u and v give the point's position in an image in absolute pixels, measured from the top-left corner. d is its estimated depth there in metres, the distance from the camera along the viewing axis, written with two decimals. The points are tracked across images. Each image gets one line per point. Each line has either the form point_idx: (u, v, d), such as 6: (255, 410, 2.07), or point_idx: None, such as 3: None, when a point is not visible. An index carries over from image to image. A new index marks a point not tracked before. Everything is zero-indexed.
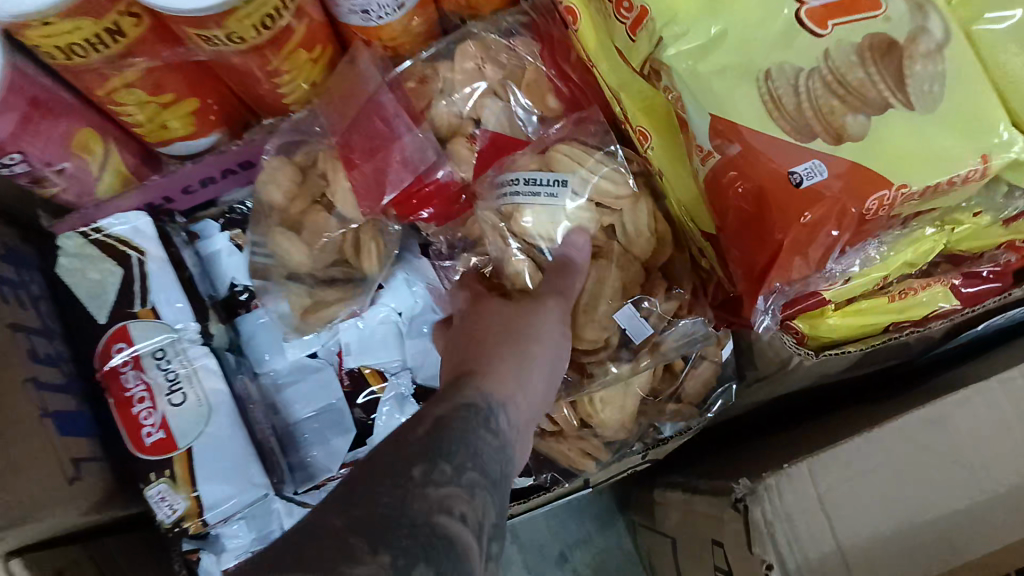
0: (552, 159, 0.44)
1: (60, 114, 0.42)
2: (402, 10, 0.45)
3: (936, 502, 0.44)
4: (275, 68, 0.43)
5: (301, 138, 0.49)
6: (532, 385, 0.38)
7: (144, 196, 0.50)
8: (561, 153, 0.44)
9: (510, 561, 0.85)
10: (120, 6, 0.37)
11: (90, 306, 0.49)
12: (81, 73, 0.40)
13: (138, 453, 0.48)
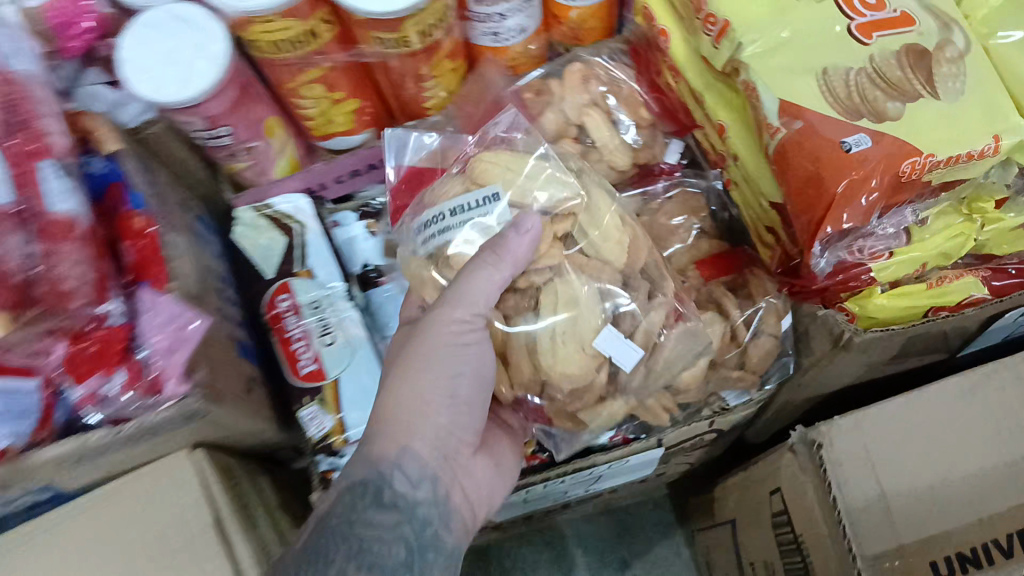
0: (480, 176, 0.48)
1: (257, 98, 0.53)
2: (524, 35, 0.57)
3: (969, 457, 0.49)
4: (424, 74, 0.55)
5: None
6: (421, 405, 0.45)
7: (305, 180, 0.61)
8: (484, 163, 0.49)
9: (576, 563, 0.91)
10: (318, 13, 0.48)
11: (258, 264, 0.60)
12: (278, 66, 0.51)
13: (294, 381, 0.57)
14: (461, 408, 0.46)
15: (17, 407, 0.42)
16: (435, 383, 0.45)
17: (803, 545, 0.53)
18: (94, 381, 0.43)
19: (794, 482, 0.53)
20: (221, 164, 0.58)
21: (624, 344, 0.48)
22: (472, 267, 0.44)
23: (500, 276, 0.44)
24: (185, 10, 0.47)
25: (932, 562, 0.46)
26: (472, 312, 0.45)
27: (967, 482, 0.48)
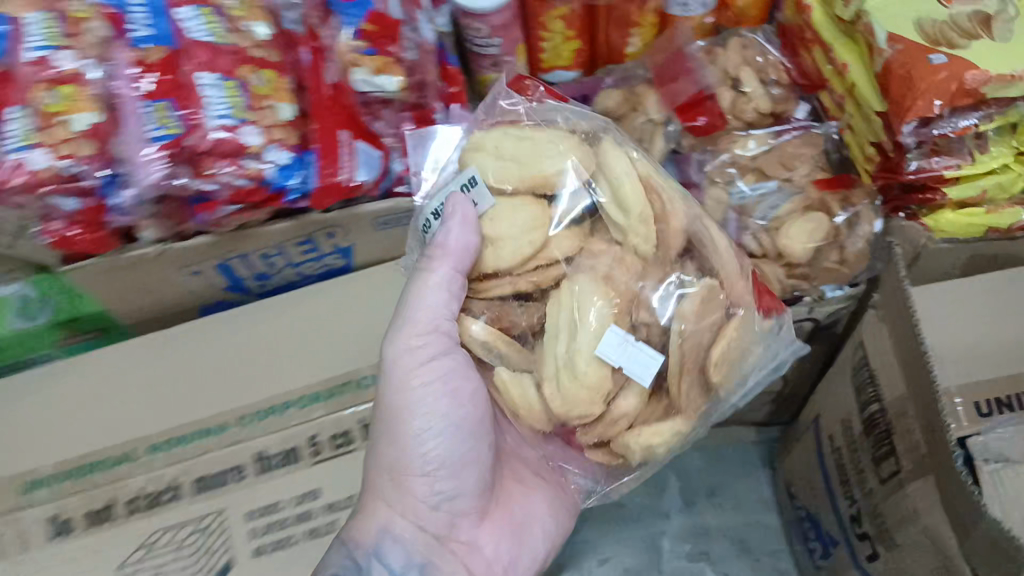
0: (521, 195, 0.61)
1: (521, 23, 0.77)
2: (705, 8, 0.77)
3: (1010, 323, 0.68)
4: (632, 22, 0.78)
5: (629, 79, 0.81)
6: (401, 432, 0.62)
7: None
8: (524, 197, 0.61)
9: (670, 485, 1.07)
10: None
11: None
12: (540, 1, 0.74)
13: None
14: (437, 440, 0.63)
15: (372, 162, 0.68)
16: (410, 417, 0.62)
17: (876, 381, 0.70)
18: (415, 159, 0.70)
19: (873, 335, 0.70)
20: (479, 74, 0.81)
21: (638, 359, 0.56)
22: (418, 275, 0.62)
23: (434, 287, 0.60)
24: None
25: (976, 399, 0.67)
26: (442, 320, 0.61)
27: (1005, 340, 0.68)
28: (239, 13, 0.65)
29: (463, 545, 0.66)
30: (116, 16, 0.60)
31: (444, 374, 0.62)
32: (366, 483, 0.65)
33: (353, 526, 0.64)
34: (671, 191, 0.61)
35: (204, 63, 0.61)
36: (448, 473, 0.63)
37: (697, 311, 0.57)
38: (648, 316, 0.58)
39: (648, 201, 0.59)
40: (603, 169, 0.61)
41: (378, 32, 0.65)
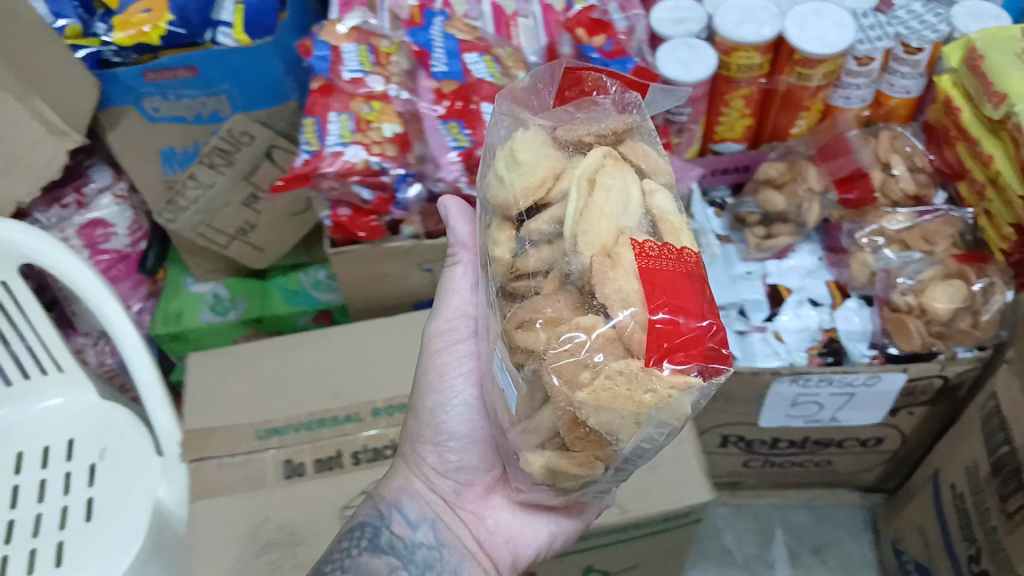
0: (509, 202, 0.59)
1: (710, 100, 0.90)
2: (863, 102, 0.91)
3: None
4: (802, 107, 0.91)
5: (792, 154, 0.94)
6: (415, 409, 0.72)
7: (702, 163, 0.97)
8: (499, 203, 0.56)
9: (778, 538, 1.15)
10: (767, 55, 0.85)
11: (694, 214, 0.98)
12: (729, 81, 0.87)
13: None
14: (456, 414, 0.71)
15: None
16: (437, 390, 0.71)
17: (1008, 428, 0.79)
18: None
19: (1006, 388, 0.80)
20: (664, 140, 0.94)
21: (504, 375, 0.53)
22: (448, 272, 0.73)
23: (462, 275, 0.72)
24: (692, 41, 0.86)
25: None
26: (452, 312, 0.72)
27: None
28: (511, 65, 0.79)
29: (471, 515, 0.71)
30: (421, 53, 0.76)
31: (466, 357, 0.72)
32: (399, 449, 0.74)
33: (382, 484, 0.72)
34: (613, 206, 0.52)
35: (489, 98, 0.75)
36: (457, 444, 0.71)
37: (545, 321, 0.49)
38: (526, 337, 0.50)
39: (580, 214, 0.52)
40: (542, 184, 0.54)
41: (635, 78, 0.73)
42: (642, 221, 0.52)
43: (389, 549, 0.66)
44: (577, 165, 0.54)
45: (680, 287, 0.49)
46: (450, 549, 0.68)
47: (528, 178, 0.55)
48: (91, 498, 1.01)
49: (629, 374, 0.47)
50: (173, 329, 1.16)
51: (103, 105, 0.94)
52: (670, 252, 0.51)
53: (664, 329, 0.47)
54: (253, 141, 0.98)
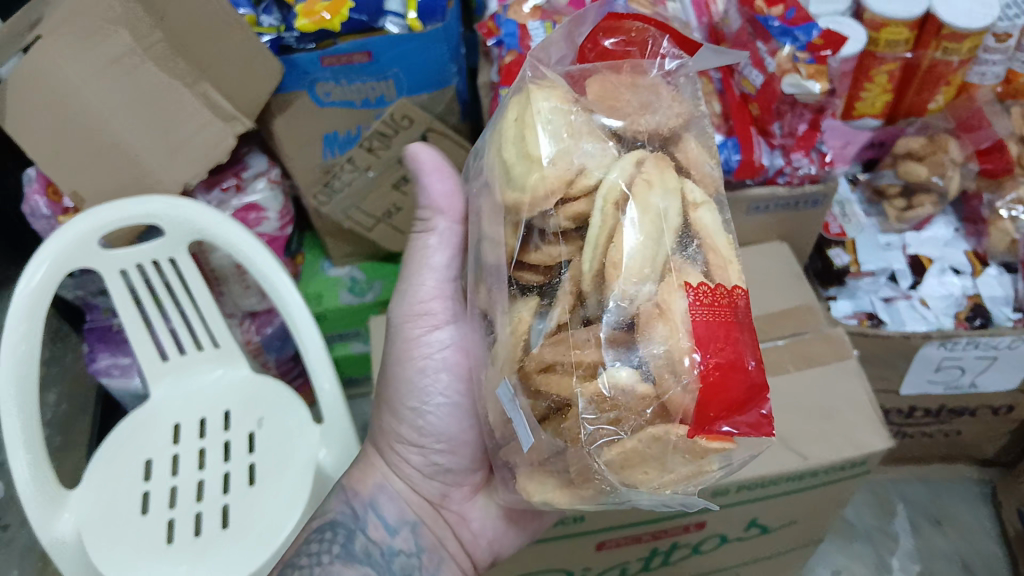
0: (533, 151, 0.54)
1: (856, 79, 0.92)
2: (997, 79, 0.95)
3: None
4: (942, 82, 0.93)
5: (930, 128, 0.96)
6: (399, 400, 0.71)
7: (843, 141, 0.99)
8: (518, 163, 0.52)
9: (898, 511, 1.16)
10: (914, 31, 0.87)
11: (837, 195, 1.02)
12: (874, 58, 0.89)
13: (828, 235, 0.98)
14: (437, 411, 0.70)
15: (768, 153, 0.85)
16: (417, 385, 0.70)
17: None
18: (798, 157, 0.84)
19: None
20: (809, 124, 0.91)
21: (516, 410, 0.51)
22: (420, 240, 0.69)
23: (436, 247, 0.68)
24: (839, 20, 0.87)
25: None
26: (428, 288, 0.70)
27: None
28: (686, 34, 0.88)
29: (454, 516, 0.73)
30: None
31: (446, 345, 0.70)
32: (377, 437, 0.74)
33: (356, 476, 0.73)
34: (648, 235, 0.48)
35: None
36: (444, 447, 0.71)
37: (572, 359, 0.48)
38: (551, 381, 0.49)
39: (607, 240, 0.48)
40: (568, 180, 0.50)
41: (825, 45, 0.79)
42: (685, 244, 0.50)
43: (363, 553, 0.68)
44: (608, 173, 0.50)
45: (730, 353, 0.47)
46: (438, 552, 0.71)
47: (552, 154, 0.51)
48: (252, 464, 1.02)
49: (662, 439, 0.46)
50: (317, 310, 1.21)
51: (279, 90, 1.01)
52: (722, 292, 0.49)
53: (709, 396, 0.46)
54: (411, 125, 1.06)
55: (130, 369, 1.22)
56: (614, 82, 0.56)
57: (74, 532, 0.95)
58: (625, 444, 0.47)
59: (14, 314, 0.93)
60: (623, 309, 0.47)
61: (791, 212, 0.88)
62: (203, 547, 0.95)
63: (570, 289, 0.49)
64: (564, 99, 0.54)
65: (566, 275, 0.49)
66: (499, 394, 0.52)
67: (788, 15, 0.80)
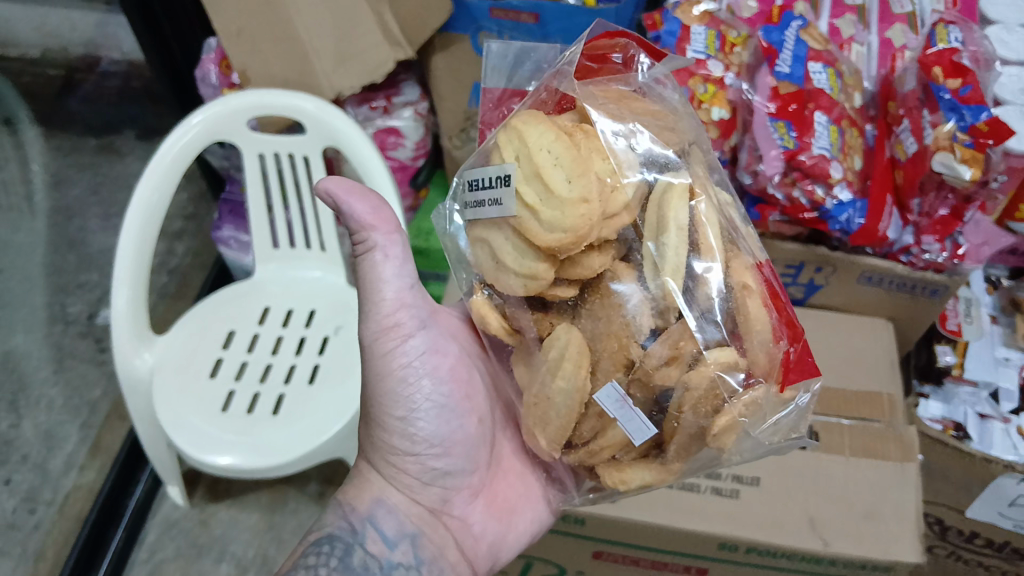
0: (539, 175, 0.55)
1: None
2: None
3: None
4: None
5: None
6: (380, 418, 0.68)
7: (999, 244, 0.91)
8: (546, 175, 0.55)
9: None
10: None
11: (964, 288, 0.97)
12: None
13: (942, 330, 0.93)
14: (427, 417, 0.68)
15: (897, 225, 0.81)
16: (400, 397, 0.67)
17: None
18: (928, 240, 0.80)
19: None
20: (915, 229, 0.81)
21: (623, 413, 0.55)
22: (363, 261, 0.64)
23: (385, 263, 0.64)
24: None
25: None
26: (394, 306, 0.66)
27: None
28: (850, 83, 0.85)
29: (456, 521, 0.70)
30: (771, 50, 0.81)
31: (420, 353, 0.68)
32: (370, 452, 0.71)
33: (352, 492, 0.70)
34: (714, 232, 0.57)
35: (824, 109, 0.78)
36: (439, 452, 0.68)
37: (667, 358, 0.54)
38: (664, 375, 0.54)
39: (693, 239, 0.56)
40: (613, 190, 0.55)
41: (989, 133, 0.73)
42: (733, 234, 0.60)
43: (362, 569, 0.65)
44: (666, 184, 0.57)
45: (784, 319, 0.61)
46: (441, 562, 0.68)
47: (591, 171, 0.55)
48: (317, 365, 1.07)
49: (756, 401, 0.55)
50: (422, 245, 1.24)
51: (446, 30, 1.05)
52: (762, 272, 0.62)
53: (786, 355, 0.58)
54: None
55: (247, 247, 1.30)
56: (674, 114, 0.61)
57: (148, 372, 1.04)
58: (732, 414, 0.54)
59: (159, 161, 1.01)
60: (712, 298, 0.55)
61: (905, 294, 0.84)
62: (249, 423, 1.01)
63: (649, 292, 0.55)
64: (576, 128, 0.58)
65: (649, 279, 0.55)
66: (603, 400, 0.55)
67: (962, 91, 0.75)
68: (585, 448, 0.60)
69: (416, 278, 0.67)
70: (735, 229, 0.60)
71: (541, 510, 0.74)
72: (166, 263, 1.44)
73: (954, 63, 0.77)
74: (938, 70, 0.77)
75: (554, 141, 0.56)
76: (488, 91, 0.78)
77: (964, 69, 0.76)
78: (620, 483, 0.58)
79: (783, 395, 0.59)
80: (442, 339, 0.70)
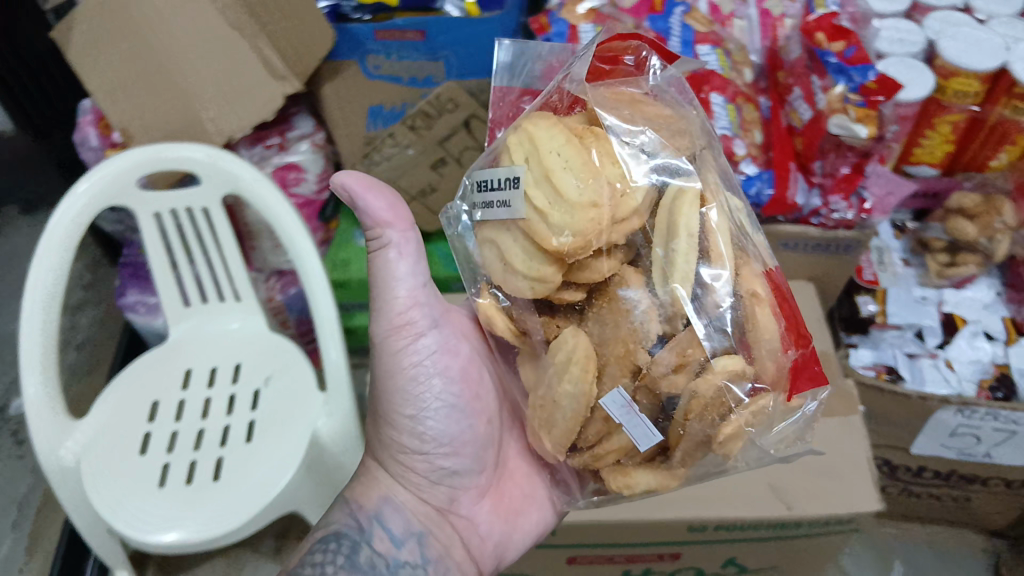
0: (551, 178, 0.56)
1: (920, 124, 0.88)
2: None
3: None
4: (1010, 141, 0.87)
5: (987, 187, 0.91)
6: (393, 414, 0.68)
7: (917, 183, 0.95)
8: (558, 180, 0.55)
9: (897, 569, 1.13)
10: (985, 85, 0.82)
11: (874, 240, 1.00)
12: (941, 106, 0.85)
13: (860, 281, 0.96)
14: (436, 416, 0.68)
15: (804, 191, 0.84)
16: (410, 395, 0.67)
17: None
18: (836, 199, 0.82)
19: None
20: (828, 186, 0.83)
21: (629, 419, 0.56)
22: (377, 258, 0.64)
23: (398, 260, 0.64)
24: (910, 62, 0.82)
25: None
26: (407, 304, 0.66)
27: None
28: (738, 58, 0.87)
29: (462, 520, 0.71)
30: (659, 39, 0.83)
31: (431, 351, 0.68)
32: (379, 450, 0.71)
33: (359, 490, 0.70)
34: (725, 237, 0.58)
35: (718, 90, 0.81)
36: (447, 450, 0.69)
37: (674, 365, 0.54)
38: (669, 385, 0.54)
39: (702, 239, 0.57)
40: (623, 194, 0.56)
41: (877, 89, 0.75)
42: (738, 237, 0.61)
43: (369, 567, 0.65)
44: (677, 189, 0.58)
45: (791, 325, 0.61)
46: (447, 561, 0.67)
47: (600, 176, 0.56)
48: (252, 422, 1.03)
49: (761, 409, 0.56)
50: (341, 279, 1.19)
51: (332, 56, 1.01)
52: (773, 277, 0.62)
53: (793, 363, 0.59)
54: (456, 109, 1.03)
55: (156, 309, 1.24)
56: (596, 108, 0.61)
57: (75, 460, 0.97)
58: (738, 422, 0.54)
59: (51, 236, 0.96)
60: (719, 306, 0.56)
61: (822, 254, 0.87)
62: (191, 493, 0.96)
63: (657, 297, 0.56)
64: (588, 131, 0.59)
65: (658, 286, 0.56)
66: (609, 405, 0.56)
67: (846, 52, 0.77)
68: (589, 452, 0.59)
69: (429, 277, 0.67)
70: (743, 234, 0.61)
71: (547, 511, 0.74)
72: (72, 339, 1.36)
73: (835, 27, 0.80)
74: (821, 36, 0.79)
75: (569, 149, 0.57)
76: (496, 87, 0.79)
77: (845, 31, 0.79)
78: (625, 487, 0.58)
79: (790, 403, 0.59)
80: (453, 340, 0.71)
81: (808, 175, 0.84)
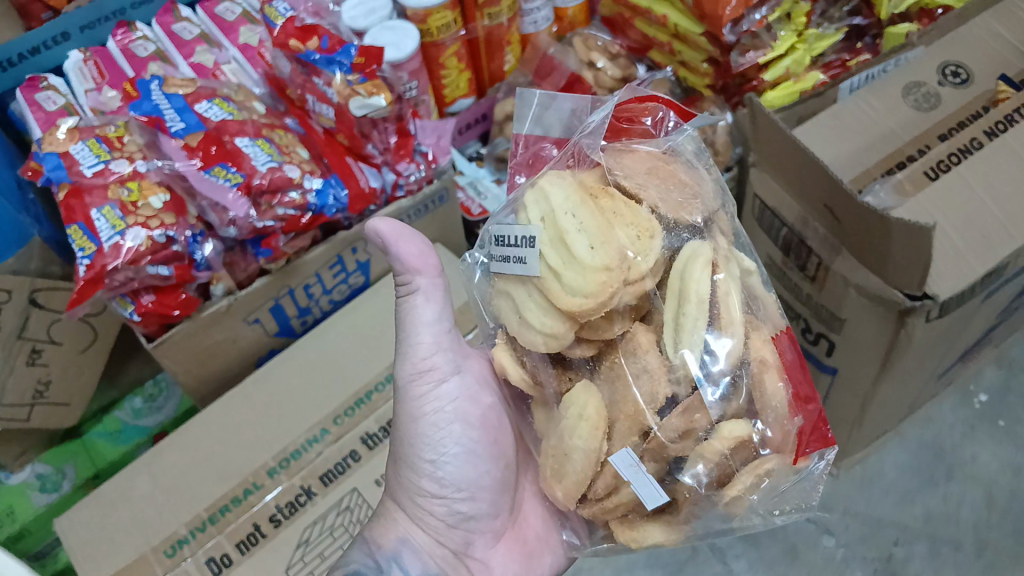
0: (564, 240, 0.59)
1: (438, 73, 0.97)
2: (547, 20, 1.04)
3: (854, 137, 0.89)
4: (505, 42, 1.01)
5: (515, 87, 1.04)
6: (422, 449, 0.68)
7: (468, 115, 1.07)
8: (569, 240, 0.59)
9: None
10: (456, 9, 0.91)
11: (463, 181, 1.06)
12: (437, 46, 0.93)
13: (472, 219, 1.03)
14: (454, 461, 0.68)
15: (375, 175, 0.86)
16: (431, 439, 0.68)
17: (778, 213, 0.93)
18: (405, 165, 0.87)
19: (764, 183, 0.93)
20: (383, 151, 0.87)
21: (641, 475, 0.57)
22: (406, 302, 0.68)
23: (424, 304, 0.67)
24: (388, 23, 0.88)
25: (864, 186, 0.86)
26: (431, 344, 0.68)
27: (855, 150, 0.88)
28: (241, 98, 0.85)
29: (477, 563, 0.71)
30: (153, 120, 0.79)
31: (454, 398, 0.69)
32: (395, 490, 0.71)
33: (377, 529, 0.70)
34: (735, 287, 0.60)
35: (239, 133, 0.80)
36: (464, 494, 0.69)
37: (681, 431, 0.57)
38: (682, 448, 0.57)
39: (723, 294, 0.59)
40: (634, 260, 0.58)
41: (367, 61, 0.82)
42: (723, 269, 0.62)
43: None
44: (684, 249, 0.60)
45: (801, 385, 0.62)
46: None
47: (615, 240, 0.58)
48: None
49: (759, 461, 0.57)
50: (12, 531, 1.03)
51: None
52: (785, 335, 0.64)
53: (799, 428, 0.60)
54: (12, 295, 0.90)
55: None
56: (570, 182, 0.63)
57: None
58: (741, 488, 0.57)
59: None
60: (723, 376, 0.57)
61: (427, 218, 0.90)
62: None
63: (667, 360, 0.58)
64: (595, 193, 0.62)
65: (668, 348, 0.58)
66: (618, 463, 0.57)
67: (323, 44, 0.84)
68: (594, 504, 0.61)
69: (453, 323, 0.70)
70: (752, 299, 0.63)
71: (560, 555, 0.73)
72: None
73: (304, 27, 0.86)
74: (294, 41, 0.84)
75: (584, 218, 0.59)
76: (519, 135, 0.78)
77: (311, 29, 0.85)
78: (633, 541, 0.60)
79: (797, 465, 0.60)
80: (477, 386, 0.71)
81: (370, 161, 0.87)
